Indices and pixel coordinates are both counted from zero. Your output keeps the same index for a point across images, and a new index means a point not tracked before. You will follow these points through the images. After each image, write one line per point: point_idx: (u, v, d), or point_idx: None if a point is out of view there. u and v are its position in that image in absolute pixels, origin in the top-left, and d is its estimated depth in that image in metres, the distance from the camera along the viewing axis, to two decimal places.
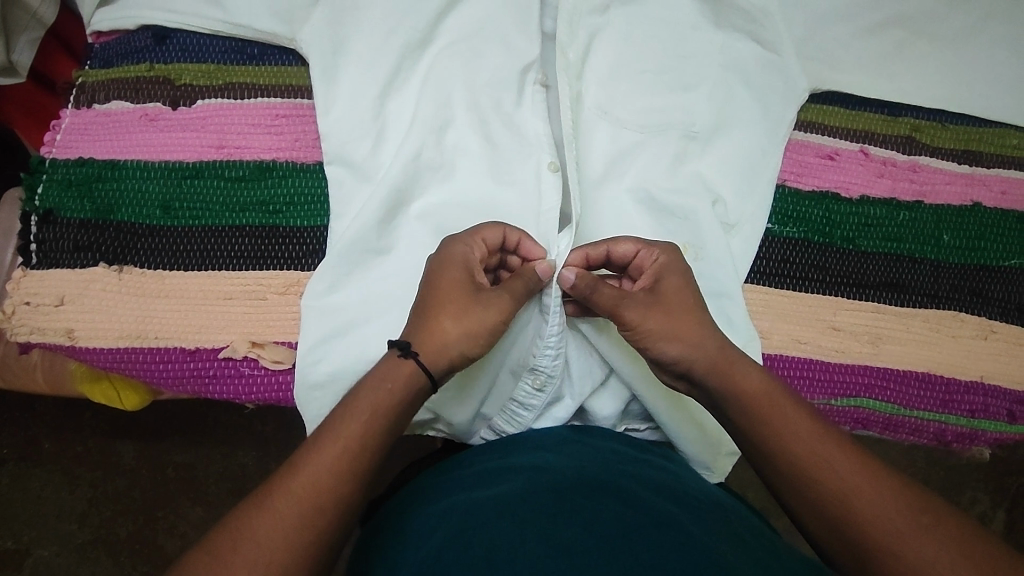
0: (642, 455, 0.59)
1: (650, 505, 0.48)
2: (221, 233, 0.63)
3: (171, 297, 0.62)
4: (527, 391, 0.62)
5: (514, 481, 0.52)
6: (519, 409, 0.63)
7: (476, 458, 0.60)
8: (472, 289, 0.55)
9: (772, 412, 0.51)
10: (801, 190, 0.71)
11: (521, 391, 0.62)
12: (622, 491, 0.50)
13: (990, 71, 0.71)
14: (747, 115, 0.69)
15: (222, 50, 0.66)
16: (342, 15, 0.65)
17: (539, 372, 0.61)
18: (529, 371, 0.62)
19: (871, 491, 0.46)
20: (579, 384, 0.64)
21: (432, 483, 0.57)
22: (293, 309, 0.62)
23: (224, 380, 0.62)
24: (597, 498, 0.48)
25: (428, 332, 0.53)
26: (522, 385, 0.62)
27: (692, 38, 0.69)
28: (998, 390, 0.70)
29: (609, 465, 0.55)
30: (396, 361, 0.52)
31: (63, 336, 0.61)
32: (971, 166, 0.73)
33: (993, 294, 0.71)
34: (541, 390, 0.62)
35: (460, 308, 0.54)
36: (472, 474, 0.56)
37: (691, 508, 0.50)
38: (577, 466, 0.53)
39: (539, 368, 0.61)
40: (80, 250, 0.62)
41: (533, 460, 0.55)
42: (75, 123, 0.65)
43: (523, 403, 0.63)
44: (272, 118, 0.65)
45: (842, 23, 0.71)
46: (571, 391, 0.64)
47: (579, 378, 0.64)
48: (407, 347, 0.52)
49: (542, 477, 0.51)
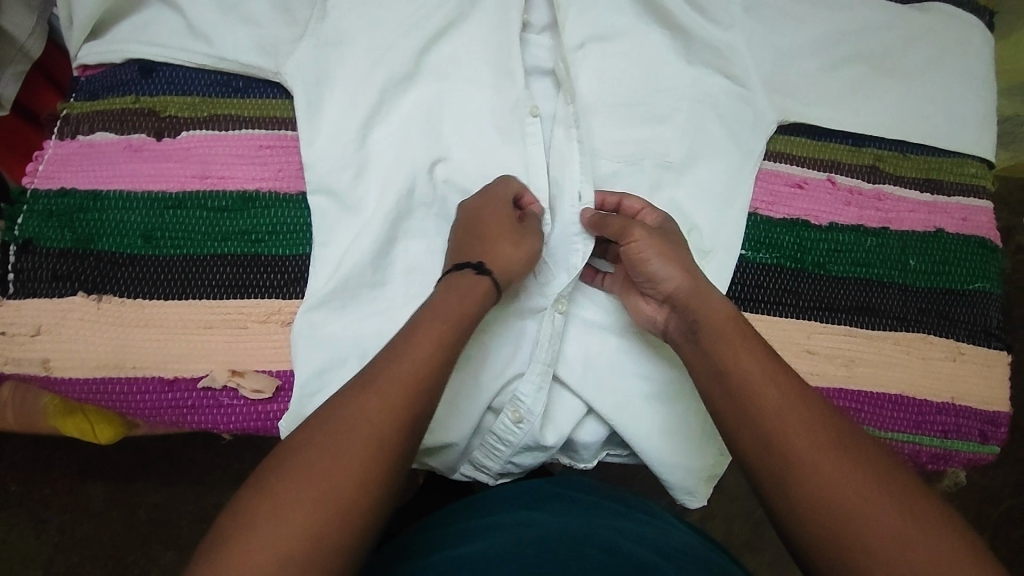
0: (623, 508, 0.59)
1: (630, 555, 0.48)
2: (203, 262, 0.63)
3: (150, 326, 0.62)
4: (505, 425, 0.63)
5: (499, 536, 0.52)
6: (502, 446, 0.64)
7: (459, 514, 0.60)
8: (517, 222, 0.60)
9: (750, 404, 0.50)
10: (772, 218, 0.74)
11: (499, 426, 0.63)
12: (607, 542, 0.50)
13: (945, 105, 0.76)
14: (721, 146, 0.71)
15: (207, 83, 0.67)
16: (326, 51, 0.66)
17: (517, 404, 0.62)
18: (509, 406, 0.62)
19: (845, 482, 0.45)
20: (563, 416, 0.64)
21: (420, 538, 0.57)
22: (273, 338, 0.62)
23: (204, 410, 0.61)
24: (582, 551, 0.48)
25: (492, 249, 0.58)
26: (501, 419, 0.63)
27: (668, 73, 0.72)
28: (970, 411, 0.72)
29: (592, 519, 0.55)
30: (471, 279, 0.56)
31: (40, 366, 0.61)
32: (933, 194, 0.76)
33: (959, 317, 0.73)
34: (520, 424, 0.62)
35: (514, 235, 0.59)
36: (458, 530, 0.56)
37: (676, 560, 0.50)
38: (562, 522, 0.53)
39: (518, 400, 0.62)
40: (59, 279, 0.62)
41: (517, 516, 0.55)
42: (59, 154, 0.65)
43: (501, 438, 0.63)
44: (255, 149, 0.66)
45: (807, 59, 0.74)
46: (557, 427, 0.64)
47: (563, 418, 0.64)
48: (480, 266, 0.57)
49: (526, 531, 0.52)
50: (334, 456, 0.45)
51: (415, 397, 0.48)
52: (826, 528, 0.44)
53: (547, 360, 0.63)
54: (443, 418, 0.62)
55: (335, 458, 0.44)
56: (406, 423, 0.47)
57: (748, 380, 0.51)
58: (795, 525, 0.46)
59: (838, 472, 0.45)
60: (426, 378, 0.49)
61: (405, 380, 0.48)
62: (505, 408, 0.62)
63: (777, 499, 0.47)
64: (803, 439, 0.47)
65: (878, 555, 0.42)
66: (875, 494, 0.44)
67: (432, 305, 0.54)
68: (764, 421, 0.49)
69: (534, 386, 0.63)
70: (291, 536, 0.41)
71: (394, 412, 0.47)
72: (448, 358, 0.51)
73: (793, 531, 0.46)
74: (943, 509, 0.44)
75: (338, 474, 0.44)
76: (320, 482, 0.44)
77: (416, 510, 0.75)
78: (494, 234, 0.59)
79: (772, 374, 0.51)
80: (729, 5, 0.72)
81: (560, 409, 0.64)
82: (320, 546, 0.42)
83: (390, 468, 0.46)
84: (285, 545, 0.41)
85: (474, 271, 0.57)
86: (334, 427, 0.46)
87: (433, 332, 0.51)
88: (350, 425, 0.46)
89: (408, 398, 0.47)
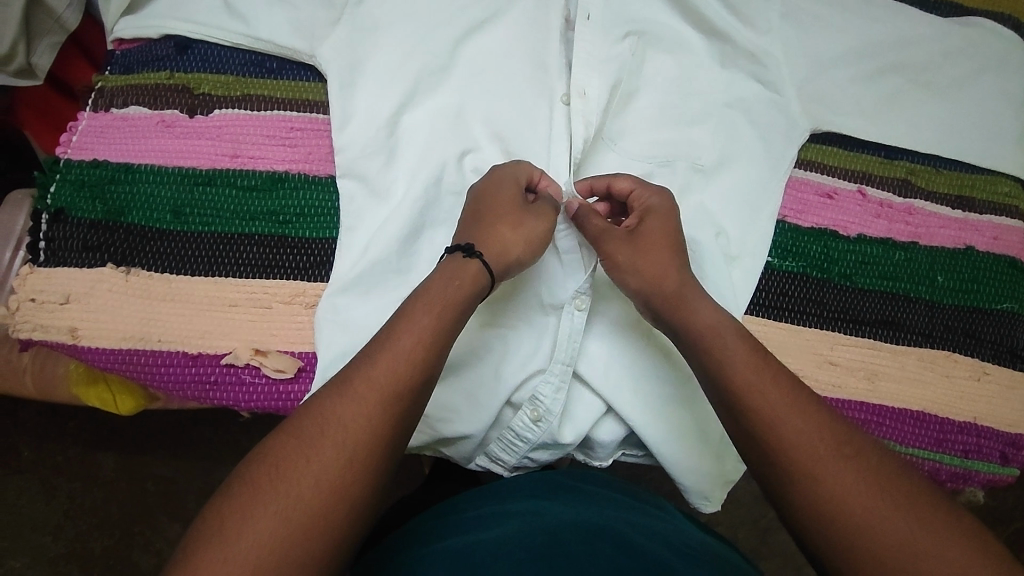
0: (637, 503, 0.59)
1: (644, 550, 0.48)
2: (230, 241, 0.63)
3: (176, 301, 0.62)
4: (524, 423, 0.63)
5: (509, 525, 0.52)
6: (519, 442, 0.64)
7: (471, 502, 0.60)
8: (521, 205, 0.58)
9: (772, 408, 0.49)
10: (800, 226, 0.73)
11: (518, 423, 0.63)
12: (620, 536, 0.50)
13: (982, 122, 0.75)
14: (752, 150, 0.71)
15: (242, 63, 0.68)
16: (361, 36, 0.66)
17: (537, 403, 0.62)
18: (528, 403, 0.62)
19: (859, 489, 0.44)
20: (581, 414, 0.64)
21: (432, 523, 0.57)
22: (297, 319, 0.62)
23: (225, 387, 0.62)
24: (594, 543, 0.48)
25: (486, 233, 0.56)
26: (520, 417, 0.63)
27: (700, 76, 0.71)
28: (991, 431, 0.71)
29: (605, 513, 0.54)
30: (459, 263, 0.54)
31: (67, 335, 0.61)
32: (964, 211, 0.75)
33: (986, 337, 0.73)
34: (538, 423, 0.63)
35: (514, 217, 0.57)
36: (470, 518, 0.56)
37: (689, 557, 0.50)
38: (574, 514, 0.53)
39: (539, 399, 0.62)
40: (89, 250, 0.62)
41: (529, 506, 0.55)
42: (93, 126, 0.66)
43: (519, 435, 0.63)
44: (287, 130, 0.66)
45: (843, 68, 0.73)
46: (575, 427, 0.64)
47: (581, 417, 0.64)
48: (469, 249, 0.55)
49: (538, 521, 0.52)
50: (320, 453, 0.44)
51: (402, 394, 0.47)
52: (840, 537, 0.43)
53: (568, 360, 0.63)
54: (463, 410, 0.62)
55: (320, 455, 0.44)
56: (395, 418, 0.46)
57: (747, 388, 0.50)
58: (809, 534, 0.45)
59: (849, 481, 0.45)
60: (412, 375, 0.48)
61: (397, 373, 0.47)
62: (524, 407, 0.63)
63: (788, 510, 0.46)
64: (813, 447, 0.46)
65: (893, 562, 0.41)
66: (889, 502, 0.43)
67: (418, 292, 0.52)
68: (769, 432, 0.48)
69: (555, 387, 0.62)
70: (274, 536, 0.41)
71: (377, 409, 0.46)
72: (435, 355, 0.50)
73: (805, 536, 0.45)
74: (955, 516, 0.43)
75: (325, 472, 0.43)
76: (305, 479, 0.43)
77: (426, 498, 0.75)
78: (494, 219, 0.57)
79: (772, 382, 0.50)
80: (767, 10, 0.72)
81: (577, 409, 0.64)
82: (306, 545, 0.41)
83: (375, 466, 0.45)
84: (268, 543, 0.40)
85: (463, 254, 0.55)
86: (320, 421, 0.45)
87: (422, 326, 0.50)
88: (335, 420, 0.45)
89: (403, 390, 0.47)
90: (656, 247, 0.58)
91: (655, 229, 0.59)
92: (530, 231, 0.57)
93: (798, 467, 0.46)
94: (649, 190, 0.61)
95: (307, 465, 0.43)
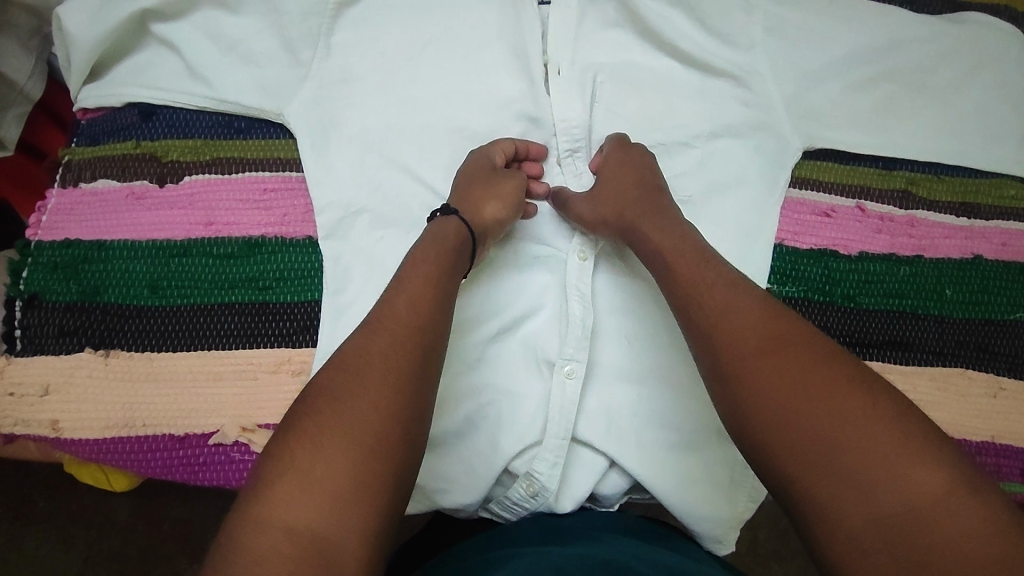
0: (650, 539, 0.57)
1: None
2: (209, 312, 0.62)
3: (159, 380, 0.60)
4: (519, 495, 0.61)
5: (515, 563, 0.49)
6: (519, 508, 0.62)
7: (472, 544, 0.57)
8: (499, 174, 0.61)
9: (764, 356, 0.45)
10: (798, 249, 0.70)
11: (513, 495, 0.61)
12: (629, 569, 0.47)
13: (983, 126, 0.71)
14: (745, 174, 0.68)
15: (210, 125, 0.66)
16: (332, 89, 0.64)
17: (533, 479, 0.60)
18: (523, 478, 0.60)
19: (867, 433, 0.41)
20: (580, 478, 0.62)
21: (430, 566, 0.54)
22: (284, 389, 0.61)
23: (215, 467, 0.60)
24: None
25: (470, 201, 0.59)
26: (515, 490, 0.61)
27: (681, 104, 0.69)
28: (1010, 449, 0.68)
29: (617, 548, 0.51)
30: (440, 223, 0.56)
31: (48, 428, 0.60)
32: (970, 219, 0.72)
33: (999, 350, 0.70)
34: (533, 497, 0.60)
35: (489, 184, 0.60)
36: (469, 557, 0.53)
37: None
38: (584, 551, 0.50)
39: (534, 475, 0.60)
40: (66, 335, 0.61)
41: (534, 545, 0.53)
42: (63, 203, 0.64)
43: (514, 504, 0.61)
44: (260, 192, 0.64)
45: (833, 80, 0.70)
46: (576, 491, 0.61)
47: (580, 478, 0.62)
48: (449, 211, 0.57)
49: (545, 558, 0.49)
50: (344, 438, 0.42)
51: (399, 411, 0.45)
52: (856, 504, 0.40)
53: (565, 434, 0.60)
54: (457, 477, 0.61)
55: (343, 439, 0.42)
56: (380, 439, 0.43)
57: (743, 358, 0.46)
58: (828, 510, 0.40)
59: (860, 432, 0.41)
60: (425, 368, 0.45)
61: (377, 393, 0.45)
62: (520, 481, 0.60)
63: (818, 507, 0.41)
64: (824, 409, 0.42)
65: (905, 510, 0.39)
66: (914, 458, 0.40)
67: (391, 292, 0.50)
68: (774, 390, 0.44)
69: (550, 461, 0.60)
70: (308, 526, 0.39)
71: (366, 431, 0.43)
72: (419, 361, 0.47)
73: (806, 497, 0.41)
74: (978, 488, 0.39)
75: (308, 508, 0.40)
76: (327, 467, 0.41)
77: None
78: (477, 184, 0.60)
79: (758, 322, 0.47)
80: (749, 25, 0.69)
81: (577, 472, 0.62)
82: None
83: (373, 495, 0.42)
84: (301, 529, 0.39)
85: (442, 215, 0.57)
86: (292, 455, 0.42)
87: (417, 324, 0.48)
88: (315, 449, 0.42)
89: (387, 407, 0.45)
90: (618, 179, 0.61)
91: (615, 172, 0.62)
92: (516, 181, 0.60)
93: (796, 416, 0.43)
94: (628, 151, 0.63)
95: (327, 456, 0.42)
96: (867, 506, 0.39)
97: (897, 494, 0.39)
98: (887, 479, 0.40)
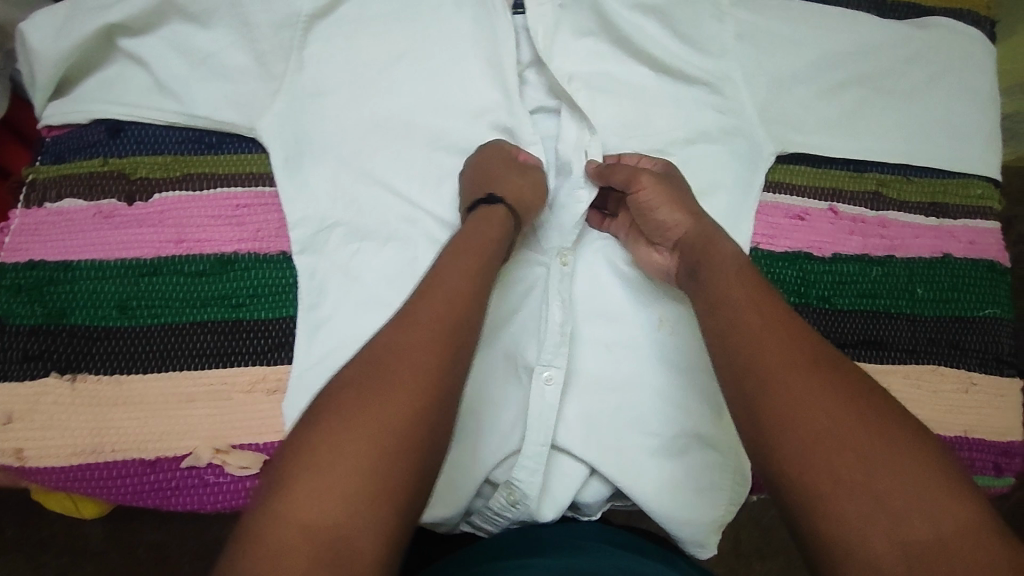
0: (635, 547, 0.56)
1: None
2: (182, 331, 0.60)
3: (130, 403, 0.59)
4: (500, 505, 0.60)
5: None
6: (500, 518, 0.61)
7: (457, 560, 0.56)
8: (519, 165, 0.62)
9: (766, 345, 0.45)
10: (773, 252, 0.71)
11: (494, 505, 0.60)
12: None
13: (948, 127, 0.73)
14: (719, 179, 0.69)
15: (179, 141, 0.65)
16: (304, 103, 0.64)
17: (514, 488, 0.59)
18: (504, 487, 0.60)
19: (852, 422, 0.41)
20: (562, 488, 0.61)
21: None
22: (260, 408, 0.60)
23: (189, 491, 0.59)
24: None
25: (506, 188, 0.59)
26: (497, 500, 0.60)
27: (656, 112, 0.69)
28: (984, 444, 0.69)
29: (604, 559, 0.51)
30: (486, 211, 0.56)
31: (13, 456, 0.58)
32: (938, 218, 0.74)
33: (970, 346, 0.71)
34: (514, 506, 0.60)
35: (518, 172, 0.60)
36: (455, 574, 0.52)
37: None
38: (572, 563, 0.49)
39: (515, 484, 0.59)
40: (30, 360, 0.59)
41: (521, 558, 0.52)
42: (26, 224, 0.62)
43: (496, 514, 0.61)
44: (232, 208, 0.63)
45: (803, 84, 0.71)
46: (558, 501, 0.61)
47: (561, 488, 0.61)
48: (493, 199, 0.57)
49: (532, 570, 0.48)
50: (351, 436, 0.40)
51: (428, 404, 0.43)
52: (840, 487, 0.39)
53: (546, 441, 0.60)
54: (440, 491, 0.60)
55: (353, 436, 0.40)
56: (417, 430, 0.42)
57: (751, 345, 0.46)
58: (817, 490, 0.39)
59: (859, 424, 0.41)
60: (418, 364, 0.44)
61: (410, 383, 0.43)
62: (501, 490, 0.60)
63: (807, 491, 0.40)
64: (814, 395, 0.42)
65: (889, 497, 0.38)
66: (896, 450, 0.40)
67: (426, 283, 0.49)
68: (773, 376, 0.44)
69: (530, 470, 0.60)
70: (329, 522, 0.37)
71: (394, 422, 0.41)
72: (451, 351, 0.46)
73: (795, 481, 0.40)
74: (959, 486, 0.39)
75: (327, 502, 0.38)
76: (348, 462, 0.39)
77: None
78: (501, 175, 0.60)
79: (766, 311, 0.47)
80: (719, 31, 0.70)
81: (558, 481, 0.62)
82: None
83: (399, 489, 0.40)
84: (312, 525, 0.37)
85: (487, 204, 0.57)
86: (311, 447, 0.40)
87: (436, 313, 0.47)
88: (335, 439, 0.40)
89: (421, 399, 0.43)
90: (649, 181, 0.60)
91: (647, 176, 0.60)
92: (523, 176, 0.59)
93: (788, 401, 0.42)
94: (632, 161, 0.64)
95: (344, 449, 0.40)
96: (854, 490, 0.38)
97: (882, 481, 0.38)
98: (871, 466, 0.39)
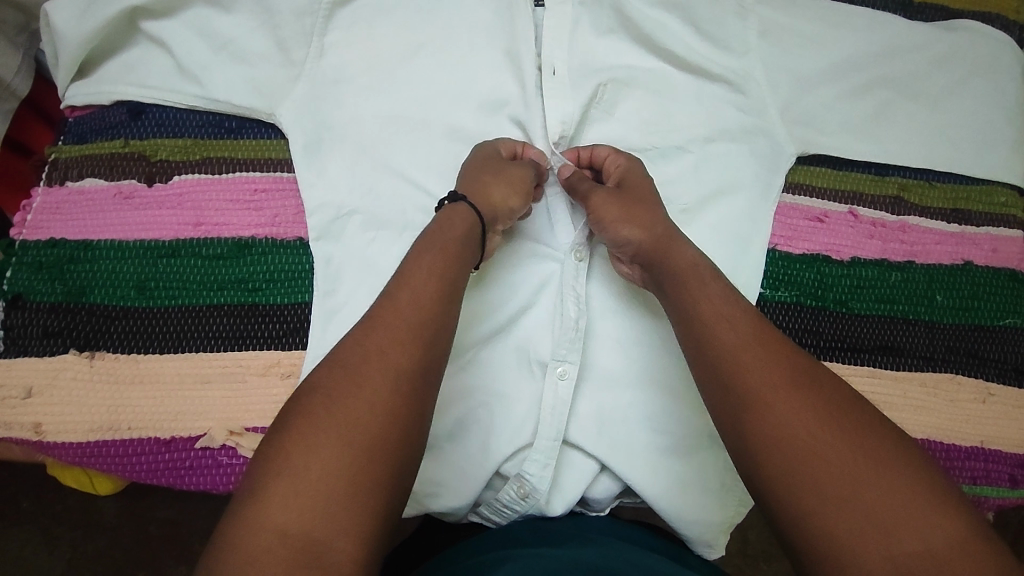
0: (642, 544, 0.56)
1: None
2: (197, 313, 0.61)
3: (147, 382, 0.60)
4: (510, 497, 0.60)
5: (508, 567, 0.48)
6: (509, 511, 0.61)
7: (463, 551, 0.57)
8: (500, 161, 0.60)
9: (748, 368, 0.45)
10: (791, 253, 0.70)
11: (504, 497, 0.60)
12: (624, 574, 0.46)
13: (974, 132, 0.72)
14: (738, 178, 0.68)
15: (200, 124, 0.65)
16: (324, 90, 0.64)
17: (524, 480, 0.60)
18: (514, 480, 0.60)
19: (832, 438, 0.41)
20: (572, 483, 0.61)
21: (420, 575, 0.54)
22: (273, 391, 0.60)
23: (202, 471, 0.59)
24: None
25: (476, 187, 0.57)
26: (507, 491, 0.60)
27: (677, 109, 0.69)
28: (1001, 454, 0.68)
29: (609, 553, 0.51)
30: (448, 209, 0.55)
31: (31, 431, 0.59)
32: (960, 224, 0.73)
33: (989, 355, 0.70)
34: (524, 499, 0.60)
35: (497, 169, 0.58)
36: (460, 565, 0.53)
37: None
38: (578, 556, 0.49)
39: (525, 476, 0.59)
40: (50, 336, 0.60)
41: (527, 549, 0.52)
42: (48, 202, 0.63)
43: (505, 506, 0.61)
44: (250, 193, 0.64)
45: (827, 84, 0.70)
46: (568, 495, 0.61)
47: (571, 483, 0.61)
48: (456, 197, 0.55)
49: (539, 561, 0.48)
50: (336, 442, 0.41)
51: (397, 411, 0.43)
52: (822, 505, 0.39)
53: (556, 436, 0.60)
54: (448, 482, 0.60)
55: (341, 442, 0.41)
56: (394, 433, 0.42)
57: (733, 365, 0.45)
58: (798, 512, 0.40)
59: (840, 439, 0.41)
60: (387, 370, 0.44)
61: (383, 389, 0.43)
62: (511, 482, 0.60)
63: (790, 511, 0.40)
64: (794, 414, 0.42)
65: (872, 511, 0.39)
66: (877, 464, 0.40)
67: (398, 279, 0.48)
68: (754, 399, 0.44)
69: (541, 463, 0.60)
70: (302, 528, 0.38)
71: (355, 429, 0.42)
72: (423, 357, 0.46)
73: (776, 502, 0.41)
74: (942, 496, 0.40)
75: (302, 508, 0.39)
76: (320, 467, 0.40)
77: None
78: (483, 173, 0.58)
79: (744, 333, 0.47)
80: (743, 30, 0.69)
81: (568, 476, 0.61)
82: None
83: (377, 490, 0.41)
84: (289, 531, 0.38)
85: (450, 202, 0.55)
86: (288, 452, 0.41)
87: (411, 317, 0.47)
88: (313, 444, 0.41)
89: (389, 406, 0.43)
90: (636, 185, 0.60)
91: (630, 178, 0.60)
92: (513, 174, 0.58)
93: (767, 421, 0.43)
94: (622, 158, 0.62)
95: (317, 454, 0.41)
96: (837, 507, 0.39)
97: (867, 497, 0.39)
98: (854, 482, 0.40)
